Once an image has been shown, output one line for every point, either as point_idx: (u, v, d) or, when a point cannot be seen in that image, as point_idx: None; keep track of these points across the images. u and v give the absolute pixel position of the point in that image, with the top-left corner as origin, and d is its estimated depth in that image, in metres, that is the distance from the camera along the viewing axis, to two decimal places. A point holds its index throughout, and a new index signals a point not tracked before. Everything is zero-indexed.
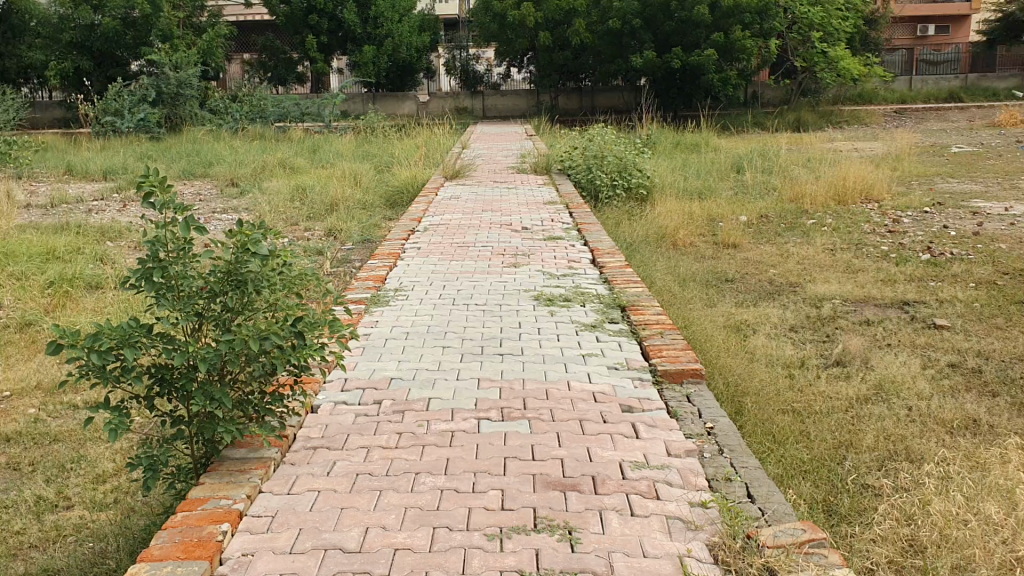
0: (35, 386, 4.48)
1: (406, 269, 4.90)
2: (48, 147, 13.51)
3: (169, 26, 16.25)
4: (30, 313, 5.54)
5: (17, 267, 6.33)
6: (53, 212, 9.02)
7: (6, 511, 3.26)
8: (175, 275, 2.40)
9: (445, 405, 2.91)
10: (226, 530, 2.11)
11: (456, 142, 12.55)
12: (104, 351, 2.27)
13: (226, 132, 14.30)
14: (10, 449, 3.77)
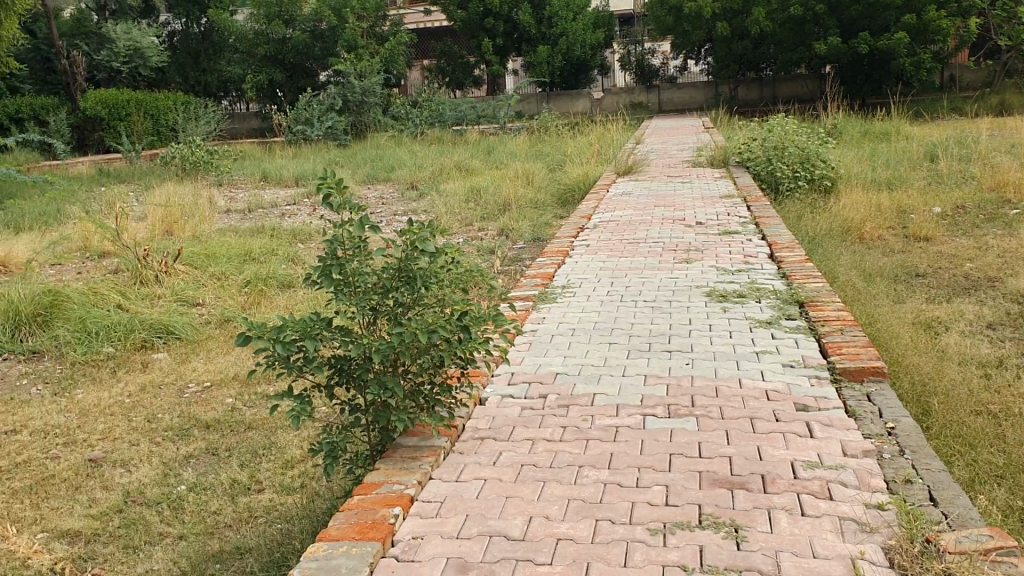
0: (232, 377, 4.83)
1: (574, 266, 4.92)
2: (246, 155, 14.46)
3: (354, 36, 17.09)
4: (229, 310, 5.97)
5: (218, 268, 6.83)
6: (250, 216, 9.66)
7: (205, 493, 3.53)
8: (352, 272, 2.51)
9: (612, 401, 2.90)
10: (397, 513, 2.20)
11: (631, 138, 12.50)
12: (287, 342, 2.42)
13: (407, 137, 14.85)
14: (210, 436, 4.08)
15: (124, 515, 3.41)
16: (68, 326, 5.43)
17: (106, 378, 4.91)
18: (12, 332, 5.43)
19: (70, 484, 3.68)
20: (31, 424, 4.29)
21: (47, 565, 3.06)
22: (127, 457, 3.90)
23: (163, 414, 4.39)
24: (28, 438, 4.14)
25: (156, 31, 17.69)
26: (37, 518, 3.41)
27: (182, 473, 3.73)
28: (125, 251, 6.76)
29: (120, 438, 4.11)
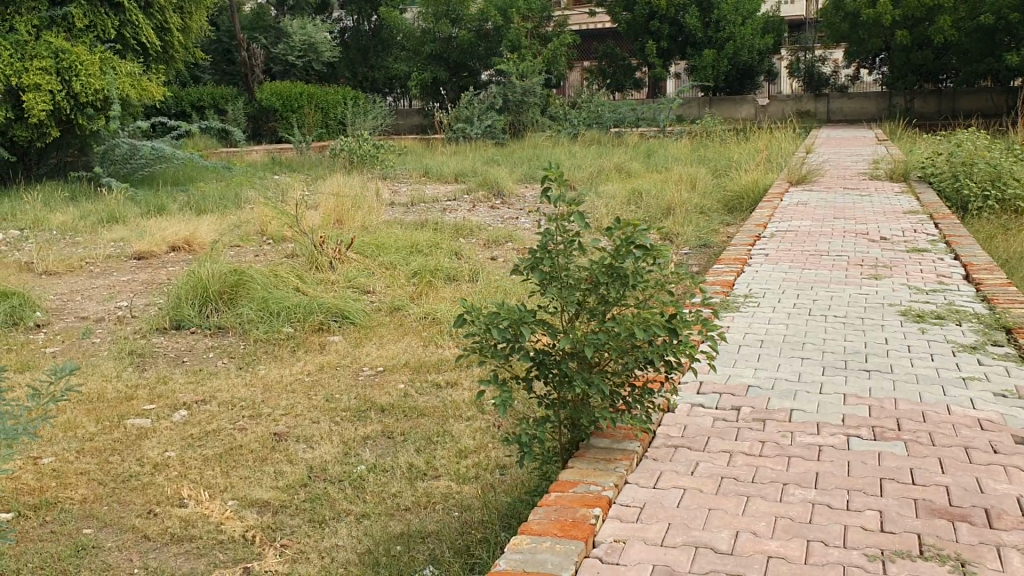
0: (404, 363, 4.94)
1: (754, 275, 4.78)
2: (408, 150, 14.82)
3: (518, 36, 17.23)
4: (398, 299, 6.11)
5: (387, 258, 7.00)
6: (413, 210, 9.87)
7: (384, 474, 3.62)
8: (561, 266, 2.52)
9: (809, 418, 2.80)
10: (598, 514, 2.17)
11: (799, 146, 12.11)
12: (502, 330, 2.46)
13: (566, 138, 14.87)
14: (386, 419, 4.18)
15: (307, 489, 3.52)
16: (252, 305, 5.67)
17: (286, 357, 5.10)
18: (200, 307, 5.71)
19: (257, 455, 3.83)
20: (219, 396, 4.50)
21: (239, 531, 3.19)
22: (309, 433, 4.03)
23: (340, 395, 4.52)
24: (217, 408, 4.34)
25: (329, 28, 18.32)
26: (227, 485, 3.57)
27: (362, 453, 3.83)
28: (301, 236, 7.02)
29: (302, 415, 4.26)
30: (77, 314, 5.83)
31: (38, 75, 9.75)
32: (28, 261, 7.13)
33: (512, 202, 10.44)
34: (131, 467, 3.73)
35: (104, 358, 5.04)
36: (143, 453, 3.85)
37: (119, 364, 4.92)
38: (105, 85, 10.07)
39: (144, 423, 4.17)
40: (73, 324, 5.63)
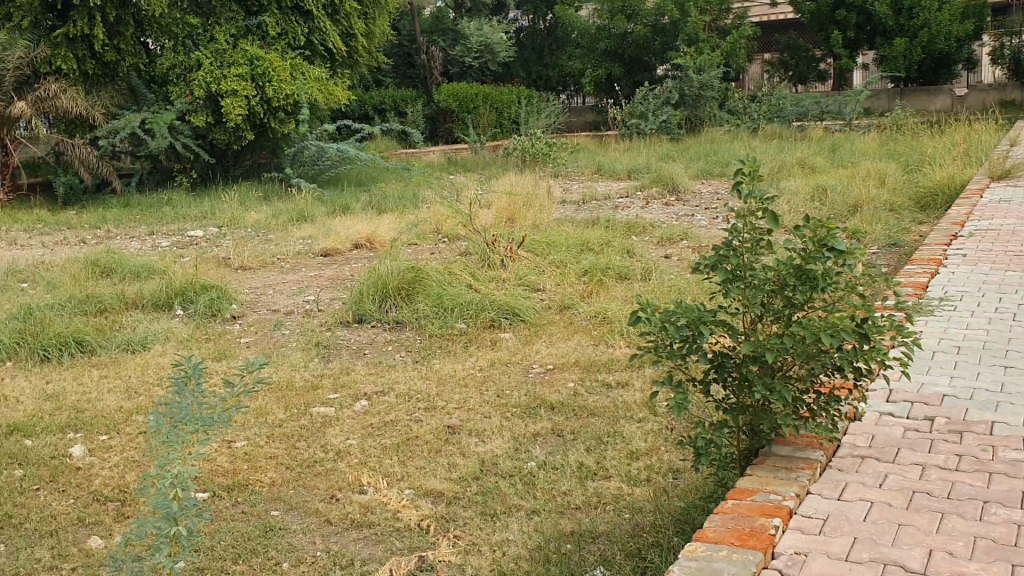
0: (574, 361, 4.94)
1: (950, 277, 4.47)
2: (581, 148, 14.84)
3: (696, 30, 16.92)
4: (569, 297, 6.11)
5: (559, 256, 7.03)
6: (585, 208, 9.87)
7: (555, 471, 3.62)
8: (746, 265, 2.45)
9: (1014, 432, 2.58)
10: (777, 524, 2.08)
11: (1001, 138, 11.27)
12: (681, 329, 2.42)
13: (743, 133, 14.47)
14: (556, 417, 4.19)
15: (480, 483, 3.57)
16: (427, 301, 5.82)
17: (460, 352, 5.21)
18: (380, 302, 5.91)
19: (432, 446, 3.93)
20: (397, 388, 4.65)
21: (414, 521, 3.27)
22: (482, 427, 4.09)
23: (511, 391, 4.57)
24: (395, 399, 4.49)
25: (506, 28, 18.58)
26: (404, 474, 3.67)
27: (533, 450, 3.85)
28: (475, 234, 7.14)
29: (475, 409, 4.34)
30: (268, 307, 6.18)
31: (235, 81, 10.42)
32: (226, 257, 7.61)
33: (687, 198, 10.26)
34: (315, 453, 3.90)
35: (293, 349, 5.31)
36: (326, 441, 4.03)
37: (305, 355, 5.17)
38: (295, 90, 10.61)
39: (327, 411, 4.36)
40: (265, 316, 5.96)
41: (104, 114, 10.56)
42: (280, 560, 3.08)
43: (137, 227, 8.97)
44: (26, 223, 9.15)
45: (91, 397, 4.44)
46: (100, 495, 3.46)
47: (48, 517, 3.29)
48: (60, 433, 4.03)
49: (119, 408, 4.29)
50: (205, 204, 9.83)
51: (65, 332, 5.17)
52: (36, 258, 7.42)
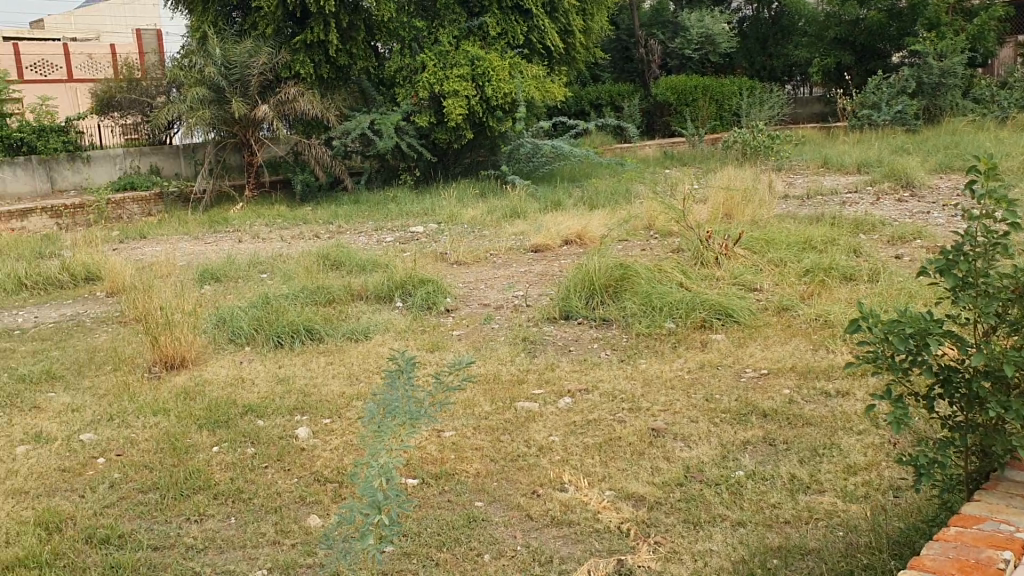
0: (789, 367, 4.71)
1: None
2: (806, 141, 14.19)
3: (937, 13, 15.38)
4: (787, 298, 5.84)
5: (778, 255, 6.73)
6: (809, 204, 9.41)
7: (764, 482, 3.46)
8: (978, 271, 2.26)
9: None
10: (1008, 558, 1.88)
11: None
12: (903, 339, 2.26)
13: (991, 123, 13.30)
14: (767, 425, 4.01)
15: (684, 489, 3.47)
16: (636, 299, 5.75)
17: (668, 353, 5.11)
18: (588, 299, 5.90)
19: (635, 448, 3.87)
20: (602, 386, 4.62)
21: (614, 523, 3.23)
22: (687, 432, 3.99)
23: (720, 395, 4.43)
24: (599, 398, 4.46)
25: (728, 19, 18.04)
26: (606, 475, 3.64)
27: (740, 458, 3.70)
28: (689, 231, 6.96)
29: (681, 412, 4.23)
30: (481, 301, 6.32)
31: (457, 82, 10.75)
32: (443, 251, 7.86)
33: (923, 194, 9.55)
34: (519, 448, 3.94)
35: (502, 343, 5.40)
36: (530, 436, 4.06)
37: (513, 350, 5.25)
38: (514, 88, 10.80)
39: (532, 407, 4.39)
40: (477, 310, 6.10)
41: (338, 116, 11.23)
42: (481, 552, 3.11)
43: (365, 223, 9.46)
44: (269, 219, 9.88)
45: (317, 382, 4.72)
46: (319, 476, 3.66)
47: (274, 494, 3.52)
48: (288, 415, 4.30)
49: (340, 394, 4.53)
50: (427, 201, 10.24)
51: (296, 320, 5.52)
52: (274, 251, 7.99)
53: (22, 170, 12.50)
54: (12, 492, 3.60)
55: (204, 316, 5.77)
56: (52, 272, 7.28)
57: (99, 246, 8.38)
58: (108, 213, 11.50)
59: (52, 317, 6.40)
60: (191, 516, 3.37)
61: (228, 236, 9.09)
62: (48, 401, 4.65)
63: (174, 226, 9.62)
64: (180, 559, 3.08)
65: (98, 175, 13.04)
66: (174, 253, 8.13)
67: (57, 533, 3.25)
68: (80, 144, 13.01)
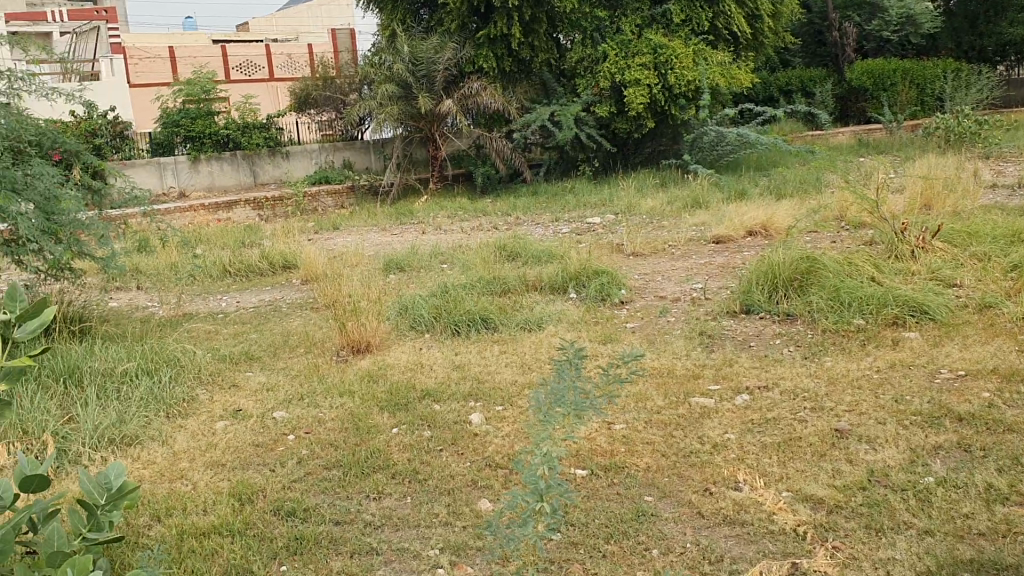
0: (990, 370, 4.37)
1: None
2: (1020, 125, 13.11)
3: None
4: (991, 296, 5.42)
5: (982, 248, 6.24)
6: (1020, 194, 8.69)
7: (957, 490, 3.23)
8: None
9: None
10: None
11: None
12: None
13: None
14: (964, 430, 3.73)
15: (866, 494, 3.29)
16: (822, 293, 5.48)
17: (855, 350, 4.85)
18: (770, 293, 5.69)
19: (816, 449, 3.70)
20: (782, 384, 4.45)
21: (789, 525, 3.11)
22: (873, 434, 3.77)
23: (911, 397, 4.16)
24: (778, 397, 4.30)
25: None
26: (783, 476, 3.50)
27: (931, 464, 3.47)
28: (882, 222, 6.58)
29: (866, 413, 4.01)
30: (657, 293, 6.24)
31: (639, 71, 10.60)
32: (620, 242, 7.80)
33: None
34: (692, 444, 3.85)
35: (677, 337, 5.30)
36: (704, 432, 3.97)
37: (689, 343, 5.15)
38: (697, 76, 10.51)
39: (706, 402, 4.29)
40: (653, 303, 6.02)
41: (519, 108, 11.39)
42: (650, 547, 3.06)
43: (543, 214, 9.55)
44: (452, 210, 10.16)
45: (491, 369, 4.81)
46: (491, 461, 3.72)
47: (448, 476, 3.61)
48: (462, 401, 4.41)
49: (514, 383, 4.60)
50: (605, 192, 10.22)
51: (473, 310, 5.63)
52: (454, 241, 8.20)
53: (229, 164, 13.48)
54: (211, 464, 3.88)
55: (387, 304, 6.00)
56: (252, 260, 7.78)
57: (295, 236, 8.88)
58: (304, 205, 12.18)
59: (251, 302, 6.84)
60: (369, 494, 3.51)
61: (413, 227, 9.41)
62: (245, 379, 4.99)
63: (362, 218, 10.07)
64: (359, 534, 3.21)
65: (296, 169, 13.93)
66: (362, 244, 8.50)
67: (248, 503, 3.47)
68: (280, 141, 13.96)
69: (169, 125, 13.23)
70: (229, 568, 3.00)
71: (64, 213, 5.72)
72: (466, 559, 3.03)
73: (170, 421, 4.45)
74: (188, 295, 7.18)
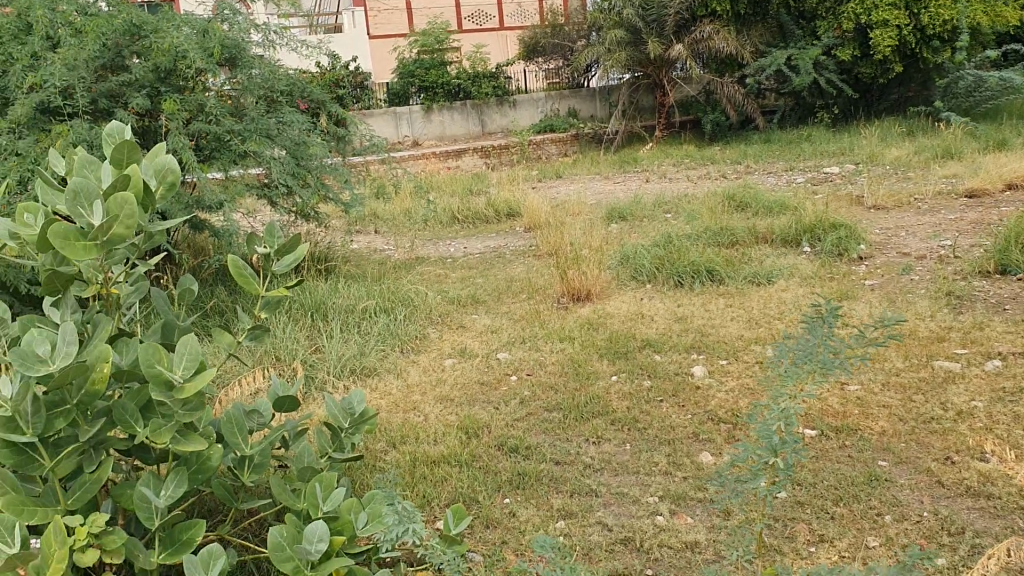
0: None
1: None
2: None
3: None
4: None
5: None
6: None
7: None
8: None
9: None
10: None
11: None
12: None
13: None
14: None
15: None
16: None
17: None
18: None
19: None
20: None
21: None
22: None
23: None
24: None
25: None
26: None
27: None
28: None
29: None
30: (899, 250, 5.85)
31: (887, 11, 9.92)
32: (859, 194, 7.37)
33: None
34: (933, 410, 3.62)
35: (921, 297, 4.96)
36: (947, 398, 3.71)
37: (934, 304, 4.81)
38: (956, 14, 9.64)
39: (952, 367, 4.01)
40: (894, 260, 5.65)
41: (752, 54, 10.96)
42: (883, 512, 2.91)
43: (775, 164, 9.18)
44: (678, 158, 10.00)
45: (715, 323, 4.71)
46: (714, 415, 3.66)
47: (668, 427, 3.59)
48: (685, 353, 4.36)
49: (739, 337, 4.49)
50: (844, 141, 9.67)
51: (698, 261, 5.51)
52: (680, 190, 8.06)
53: (459, 114, 14.04)
54: (440, 399, 4.06)
55: (610, 253, 6.00)
56: (479, 207, 8.00)
57: (520, 184, 9.05)
58: (530, 153, 12.40)
59: (478, 248, 7.06)
60: (589, 437, 3.55)
61: (637, 176, 9.34)
62: (472, 321, 5.17)
63: (587, 166, 10.10)
64: (579, 475, 3.26)
65: (523, 119, 14.29)
66: (586, 193, 8.53)
67: (474, 438, 3.61)
68: (507, 90, 14.35)
69: (405, 76, 13.97)
70: (457, 497, 3.15)
71: (311, 157, 6.12)
72: (686, 509, 3.01)
73: (403, 355, 4.71)
74: (420, 239, 7.50)
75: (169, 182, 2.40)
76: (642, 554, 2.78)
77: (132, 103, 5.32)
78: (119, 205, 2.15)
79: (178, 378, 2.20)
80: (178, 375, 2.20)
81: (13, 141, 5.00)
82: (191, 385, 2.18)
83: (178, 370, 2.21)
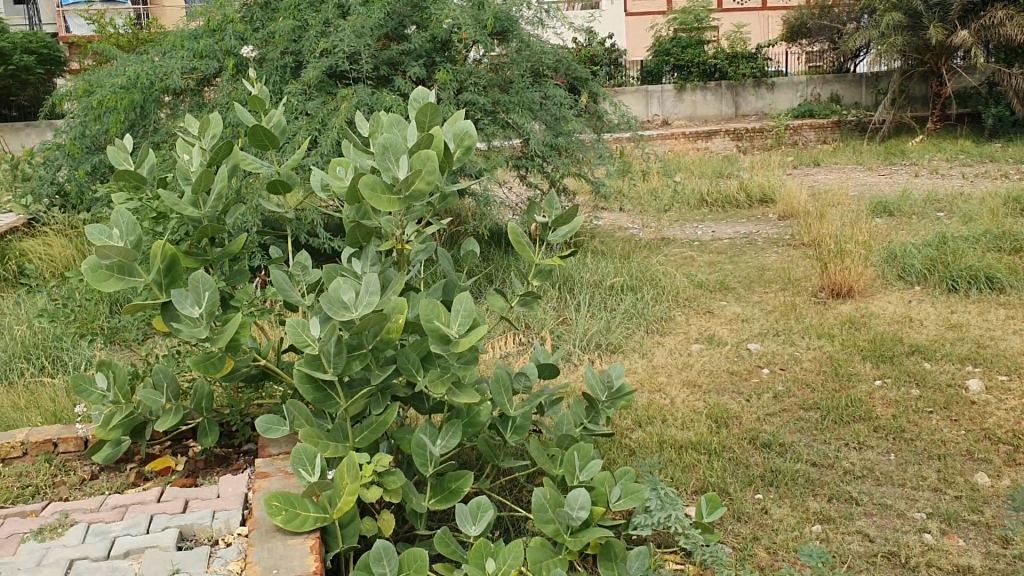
0: None
1: None
2: None
3: None
4: None
5: None
6: None
7: None
8: None
9: None
10: None
11: None
12: None
13: None
14: None
15: None
16: None
17: None
18: None
19: None
20: None
21: None
22: None
23: None
24: None
25: None
26: None
27: None
28: None
29: None
30: None
31: None
32: None
33: None
34: None
35: None
36: None
37: None
38: None
39: None
40: None
41: None
42: None
43: None
44: (952, 153, 9.30)
45: (994, 335, 4.34)
46: (992, 434, 3.39)
47: (939, 441, 3.36)
48: (959, 364, 4.05)
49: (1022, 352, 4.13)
50: None
51: (977, 265, 5.11)
52: (954, 188, 7.50)
53: (713, 94, 14.19)
54: (687, 383, 4.00)
55: (875, 249, 5.68)
56: (731, 191, 7.82)
57: (775, 170, 8.74)
58: (785, 138, 12.03)
59: (728, 233, 6.90)
60: (850, 442, 3.39)
61: (904, 169, 8.78)
62: (720, 308, 5.05)
63: (847, 155, 9.62)
64: (839, 480, 3.13)
65: (780, 102, 14.19)
66: (846, 183, 8.12)
67: (724, 428, 3.53)
68: (767, 72, 14.28)
69: (660, 55, 14.46)
70: (706, 485, 3.09)
71: (570, 132, 6.13)
72: (958, 531, 2.81)
73: (651, 335, 4.68)
74: (668, 221, 7.42)
75: (464, 146, 2.50)
76: (907, 572, 2.63)
77: (410, 72, 5.58)
78: (422, 160, 2.23)
79: (454, 333, 2.25)
80: (453, 331, 2.26)
81: (304, 102, 5.38)
82: (466, 341, 2.23)
83: (454, 326, 2.26)
